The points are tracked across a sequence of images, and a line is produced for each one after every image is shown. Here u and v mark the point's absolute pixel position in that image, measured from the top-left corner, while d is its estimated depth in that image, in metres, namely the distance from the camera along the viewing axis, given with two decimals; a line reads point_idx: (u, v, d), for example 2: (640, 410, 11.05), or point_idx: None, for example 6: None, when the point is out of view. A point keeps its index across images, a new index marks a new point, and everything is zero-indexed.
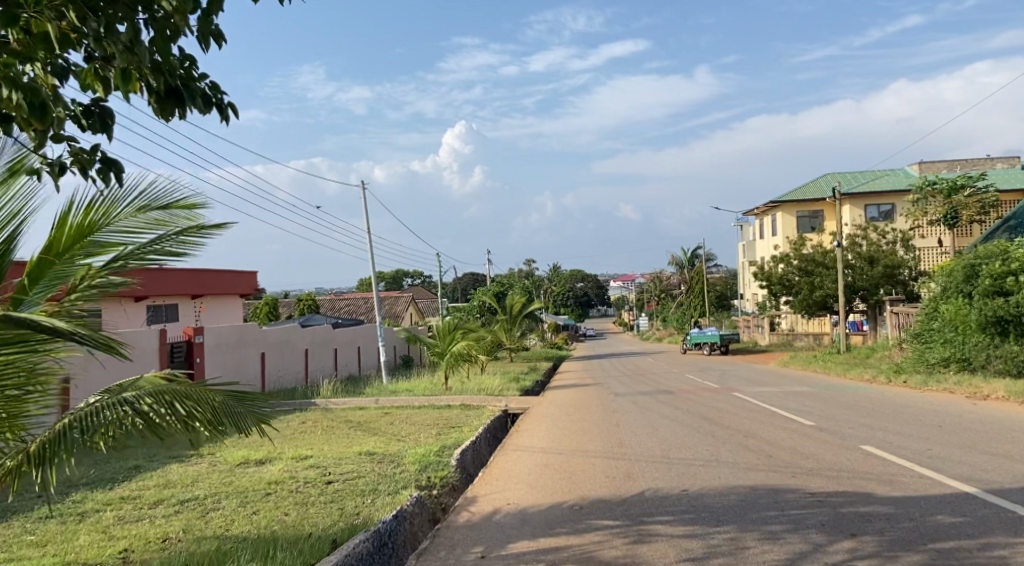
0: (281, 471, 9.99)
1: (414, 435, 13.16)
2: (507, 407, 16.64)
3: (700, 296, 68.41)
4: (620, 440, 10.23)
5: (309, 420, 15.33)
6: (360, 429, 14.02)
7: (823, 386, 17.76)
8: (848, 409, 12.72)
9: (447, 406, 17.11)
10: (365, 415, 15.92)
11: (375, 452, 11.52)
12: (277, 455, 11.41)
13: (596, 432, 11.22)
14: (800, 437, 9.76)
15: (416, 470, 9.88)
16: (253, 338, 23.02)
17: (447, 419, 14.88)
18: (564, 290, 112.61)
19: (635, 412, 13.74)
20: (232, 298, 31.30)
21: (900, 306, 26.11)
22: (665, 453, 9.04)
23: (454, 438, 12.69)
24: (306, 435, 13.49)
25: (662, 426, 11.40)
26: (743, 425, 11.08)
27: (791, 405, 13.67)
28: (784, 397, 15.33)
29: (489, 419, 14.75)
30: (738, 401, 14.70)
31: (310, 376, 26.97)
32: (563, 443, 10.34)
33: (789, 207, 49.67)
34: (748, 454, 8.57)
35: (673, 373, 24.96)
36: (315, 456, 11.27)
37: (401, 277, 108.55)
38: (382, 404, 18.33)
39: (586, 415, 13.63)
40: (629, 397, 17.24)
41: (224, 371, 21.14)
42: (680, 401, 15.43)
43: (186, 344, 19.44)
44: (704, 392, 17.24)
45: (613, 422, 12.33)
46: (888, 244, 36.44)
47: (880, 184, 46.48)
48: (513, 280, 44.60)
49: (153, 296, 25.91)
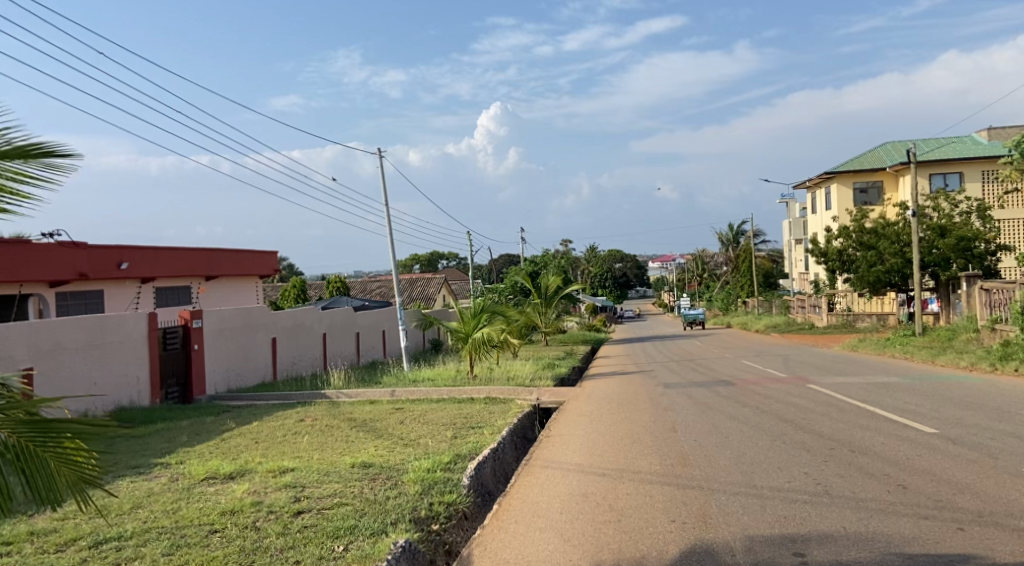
0: (244, 494, 7.81)
1: (426, 440, 10.94)
2: (539, 401, 14.34)
3: (748, 276, 65.22)
4: (682, 457, 7.84)
5: (309, 418, 13.18)
6: (364, 431, 11.81)
7: (915, 375, 15.11)
8: (967, 408, 10.15)
9: (469, 401, 14.87)
10: (375, 412, 13.71)
11: (372, 464, 9.25)
12: (252, 469, 9.20)
13: (649, 442, 8.83)
14: (932, 454, 7.30)
15: (415, 494, 7.62)
16: (263, 322, 21.02)
17: (466, 417, 12.64)
18: (603, 271, 109.87)
19: (694, 411, 11.32)
20: (250, 281, 29.47)
21: (990, 282, 22.75)
22: (749, 479, 6.68)
23: (472, 444, 10.42)
24: (298, 439, 11.33)
25: (734, 434, 9.01)
26: (842, 433, 8.65)
27: (890, 402, 11.13)
28: (874, 390, 12.76)
29: (518, 418, 12.48)
30: (819, 396, 12.15)
31: (329, 363, 24.96)
32: (607, 459, 7.98)
33: (844, 178, 46.35)
34: (873, 484, 6.23)
35: (726, 359, 22.35)
36: (297, 470, 9.03)
37: (436, 260, 106.55)
38: (398, 397, 16.13)
39: (632, 415, 11.24)
40: (684, 389, 14.75)
41: (230, 359, 19.14)
42: (745, 395, 13.00)
43: (183, 330, 17.35)
44: (772, 383, 14.70)
45: (669, 425, 9.94)
46: (959, 216, 33.40)
47: (945, 152, 43.04)
48: (549, 260, 42.06)
49: (161, 278, 24.12)
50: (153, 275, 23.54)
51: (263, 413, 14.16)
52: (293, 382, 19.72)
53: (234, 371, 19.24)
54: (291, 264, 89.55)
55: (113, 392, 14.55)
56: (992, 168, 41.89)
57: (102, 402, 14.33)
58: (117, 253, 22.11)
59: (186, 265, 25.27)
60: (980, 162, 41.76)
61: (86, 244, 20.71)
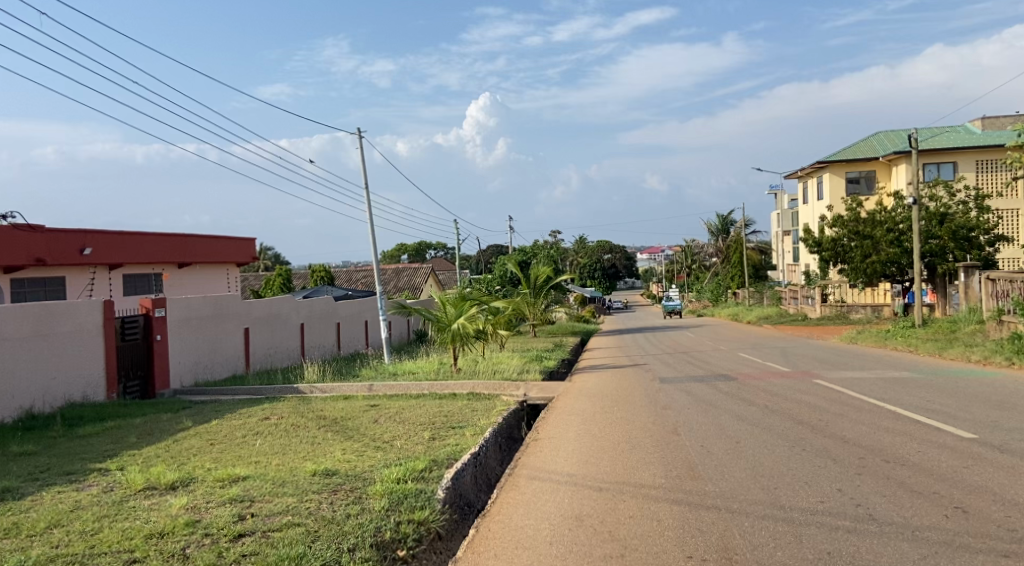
0: (180, 510, 6.69)
1: (399, 442, 9.86)
2: (526, 398, 13.26)
3: (739, 267, 64.32)
4: (690, 467, 6.77)
5: (275, 415, 12.05)
6: (334, 430, 10.72)
7: (926, 369, 14.14)
8: (1000, 408, 9.16)
9: (451, 396, 13.79)
10: (347, 409, 12.58)
11: (335, 472, 8.14)
12: (199, 478, 8.07)
13: (650, 447, 7.78)
14: (982, 466, 6.30)
15: (380, 511, 6.55)
16: (235, 312, 19.85)
17: (446, 416, 11.57)
18: (591, 262, 109.00)
19: (696, 409, 10.28)
20: (224, 269, 28.30)
21: (995, 272, 21.83)
22: (774, 498, 5.64)
23: (450, 448, 9.35)
24: (258, 440, 10.22)
25: (746, 438, 7.99)
26: (869, 438, 7.63)
27: (910, 401, 10.13)
28: (887, 386, 11.76)
29: (502, 417, 11.38)
30: (830, 393, 11.13)
31: (307, 354, 23.80)
32: (603, 470, 6.91)
33: (837, 167, 45.47)
34: (924, 506, 5.25)
35: (722, 351, 21.36)
36: (250, 478, 7.93)
37: (425, 250, 105.35)
38: (374, 392, 15.02)
39: (628, 415, 10.19)
40: (681, 384, 13.71)
41: (198, 350, 17.98)
42: (748, 391, 12.00)
43: (143, 319, 16.15)
44: (775, 378, 13.70)
45: (671, 427, 8.90)
46: (956, 205, 32.55)
47: (939, 142, 42.22)
48: (537, 249, 40.99)
49: (128, 265, 22.93)
50: (119, 262, 22.35)
51: (226, 410, 13.01)
52: (265, 375, 18.58)
53: (202, 363, 18.08)
54: (277, 253, 88.12)
55: (63, 387, 13.42)
56: (987, 157, 41.10)
57: (51, 397, 13.19)
58: (79, 238, 20.92)
59: (156, 251, 24.09)
60: (976, 152, 40.92)
61: (45, 228, 19.55)
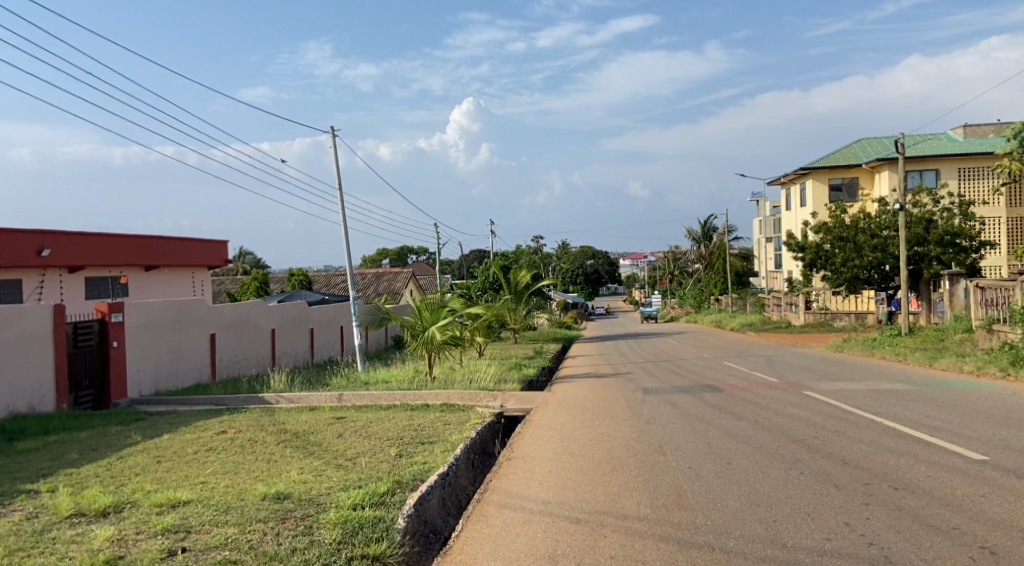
0: (103, 544, 5.92)
1: (363, 460, 9.12)
2: (502, 409, 12.55)
3: (721, 273, 64.01)
4: (677, 495, 6.09)
5: (232, 429, 11.25)
6: (293, 446, 9.95)
7: (918, 381, 13.58)
8: (1005, 425, 8.60)
9: (423, 408, 13.08)
10: (310, 421, 11.80)
11: (288, 496, 7.39)
12: (135, 502, 7.30)
13: (633, 471, 7.09)
14: (1001, 494, 5.69)
15: (330, 545, 5.81)
16: (200, 317, 19.01)
17: (416, 429, 10.83)
18: (573, 267, 108.60)
19: (682, 424, 9.63)
20: (191, 272, 27.33)
21: (984, 279, 21.40)
22: (775, 535, 4.96)
23: (418, 467, 8.63)
24: (209, 458, 9.44)
25: (737, 458, 7.34)
26: (871, 460, 7.03)
27: (909, 417, 9.52)
28: (881, 399, 11.17)
29: (476, 430, 10.64)
30: (821, 406, 10.52)
31: (277, 361, 22.92)
32: (582, 497, 6.21)
33: (820, 174, 45.19)
34: (946, 545, 4.62)
35: (706, 360, 20.76)
36: (192, 503, 7.17)
37: (406, 254, 104.52)
38: (342, 403, 14.23)
39: (609, 430, 9.51)
40: (664, 395, 13.06)
41: (159, 358, 17.12)
42: (736, 403, 11.38)
43: (98, 324, 15.27)
44: (762, 389, 13.09)
45: (656, 445, 8.21)
46: (941, 211, 32.27)
47: (922, 149, 42.04)
48: (517, 254, 40.30)
49: (89, 267, 22.01)
50: (80, 264, 21.46)
51: (182, 422, 12.19)
52: (230, 383, 17.75)
53: (164, 372, 17.23)
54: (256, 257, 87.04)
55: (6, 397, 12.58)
56: (969, 165, 40.92)
57: None
58: (37, 240, 20.02)
59: (121, 254, 23.20)
60: (958, 160, 40.74)
61: None
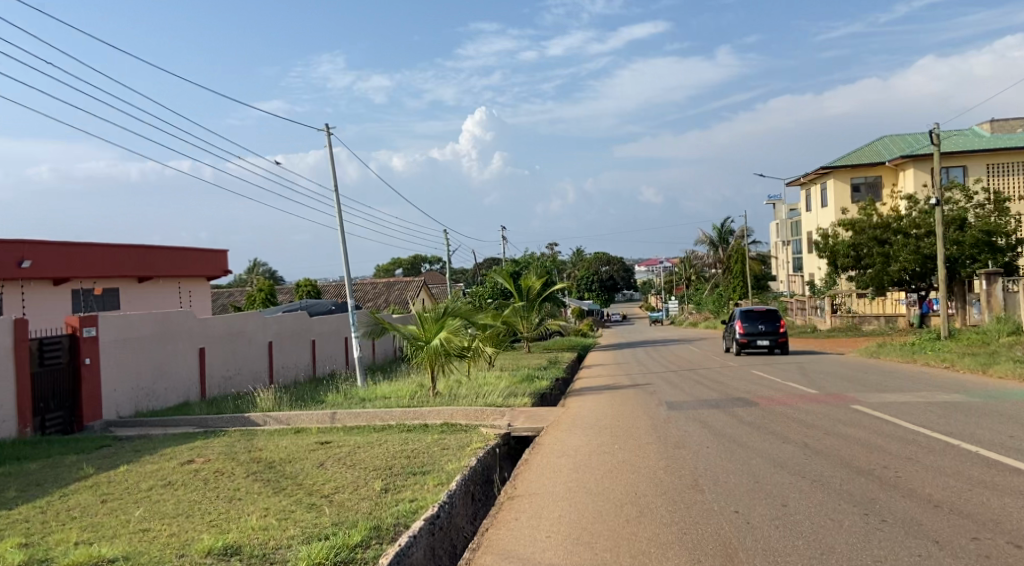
0: None
1: (343, 496, 7.73)
2: (511, 429, 11.15)
3: (740, 278, 62.34)
4: (728, 556, 4.66)
5: (200, 458, 9.88)
6: (265, 479, 8.58)
7: (978, 390, 12.07)
8: None
9: (420, 428, 11.67)
10: (292, 447, 10.39)
11: (238, 550, 6.00)
12: (54, 560, 5.96)
13: (666, 516, 5.66)
14: None
15: None
16: (187, 330, 17.71)
17: (410, 456, 9.43)
18: (587, 275, 107.08)
19: (718, 449, 8.20)
20: (178, 283, 25.55)
21: None
22: None
23: (404, 506, 7.22)
24: (164, 496, 8.07)
25: (795, 498, 5.90)
26: (968, 499, 5.61)
27: (985, 437, 8.00)
28: (947, 414, 9.70)
29: (478, 457, 9.21)
30: (877, 425, 9.01)
31: (275, 376, 21.61)
32: (600, 559, 4.78)
33: (842, 172, 43.57)
34: None
35: (731, 368, 19.26)
36: (121, 562, 5.82)
37: (419, 263, 103.35)
38: (333, 424, 12.85)
39: (631, 457, 8.09)
40: (690, 411, 11.59)
41: (140, 375, 15.82)
42: (774, 420, 9.95)
43: (68, 339, 13.99)
44: (804, 402, 11.62)
45: (690, 480, 6.73)
46: (976, 208, 30.67)
47: (949, 145, 40.36)
48: (529, 260, 38.81)
49: (75, 279, 20.77)
50: (66, 275, 20.25)
51: (148, 449, 10.85)
52: (216, 402, 16.41)
53: (145, 390, 15.93)
54: (270, 268, 86.29)
55: None
56: (998, 161, 39.15)
57: None
58: (17, 250, 18.81)
59: (109, 265, 21.99)
60: (987, 155, 39.03)
61: None
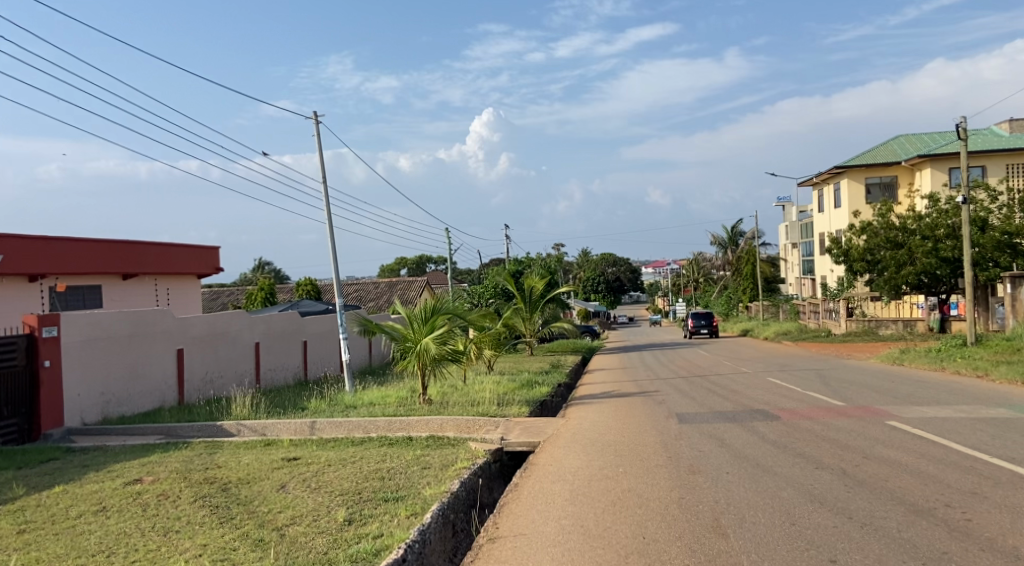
0: None
1: (297, 529, 6.55)
2: (504, 444, 9.98)
3: (750, 280, 61.03)
4: None
5: (149, 477, 8.74)
6: (215, 506, 7.41)
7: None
8: None
9: (403, 442, 10.49)
10: (253, 464, 9.24)
11: None
12: None
13: None
14: None
15: None
16: (164, 330, 16.58)
17: (384, 478, 8.24)
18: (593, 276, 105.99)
19: (741, 476, 6.98)
20: (156, 280, 24.01)
21: None
22: None
23: (365, 544, 6.03)
24: (93, 525, 6.91)
25: (844, 551, 4.67)
26: None
27: None
28: (1000, 433, 8.48)
29: (463, 479, 8.02)
30: (924, 447, 7.78)
31: (262, 379, 20.47)
32: None
33: (856, 172, 42.28)
34: None
35: (744, 375, 18.09)
36: None
37: (425, 263, 102.33)
38: (309, 435, 11.68)
39: (638, 485, 6.87)
40: (703, 425, 10.39)
41: (109, 379, 14.70)
42: (801, 439, 8.75)
43: (26, 340, 12.85)
44: (830, 416, 10.43)
45: (710, 519, 5.53)
46: (998, 208, 29.33)
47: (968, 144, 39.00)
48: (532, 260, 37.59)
49: (50, 276, 19.59)
50: (40, 271, 19.09)
51: (98, 464, 9.71)
52: (191, 408, 15.26)
53: (114, 394, 14.80)
54: (274, 269, 85.12)
55: None
56: (1018, 161, 37.79)
57: None
58: None
59: (87, 261, 20.77)
60: (1007, 155, 37.68)
61: None
